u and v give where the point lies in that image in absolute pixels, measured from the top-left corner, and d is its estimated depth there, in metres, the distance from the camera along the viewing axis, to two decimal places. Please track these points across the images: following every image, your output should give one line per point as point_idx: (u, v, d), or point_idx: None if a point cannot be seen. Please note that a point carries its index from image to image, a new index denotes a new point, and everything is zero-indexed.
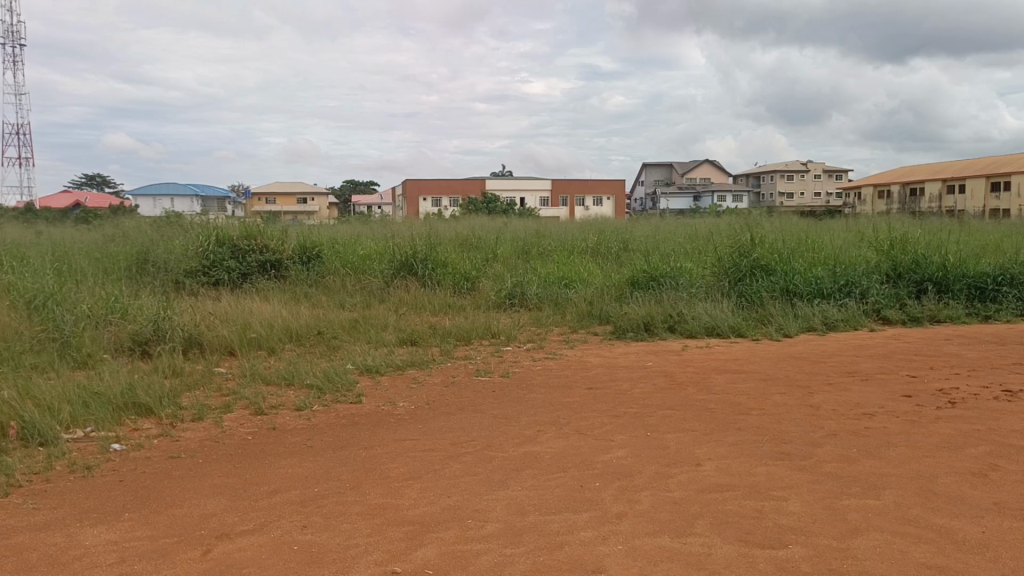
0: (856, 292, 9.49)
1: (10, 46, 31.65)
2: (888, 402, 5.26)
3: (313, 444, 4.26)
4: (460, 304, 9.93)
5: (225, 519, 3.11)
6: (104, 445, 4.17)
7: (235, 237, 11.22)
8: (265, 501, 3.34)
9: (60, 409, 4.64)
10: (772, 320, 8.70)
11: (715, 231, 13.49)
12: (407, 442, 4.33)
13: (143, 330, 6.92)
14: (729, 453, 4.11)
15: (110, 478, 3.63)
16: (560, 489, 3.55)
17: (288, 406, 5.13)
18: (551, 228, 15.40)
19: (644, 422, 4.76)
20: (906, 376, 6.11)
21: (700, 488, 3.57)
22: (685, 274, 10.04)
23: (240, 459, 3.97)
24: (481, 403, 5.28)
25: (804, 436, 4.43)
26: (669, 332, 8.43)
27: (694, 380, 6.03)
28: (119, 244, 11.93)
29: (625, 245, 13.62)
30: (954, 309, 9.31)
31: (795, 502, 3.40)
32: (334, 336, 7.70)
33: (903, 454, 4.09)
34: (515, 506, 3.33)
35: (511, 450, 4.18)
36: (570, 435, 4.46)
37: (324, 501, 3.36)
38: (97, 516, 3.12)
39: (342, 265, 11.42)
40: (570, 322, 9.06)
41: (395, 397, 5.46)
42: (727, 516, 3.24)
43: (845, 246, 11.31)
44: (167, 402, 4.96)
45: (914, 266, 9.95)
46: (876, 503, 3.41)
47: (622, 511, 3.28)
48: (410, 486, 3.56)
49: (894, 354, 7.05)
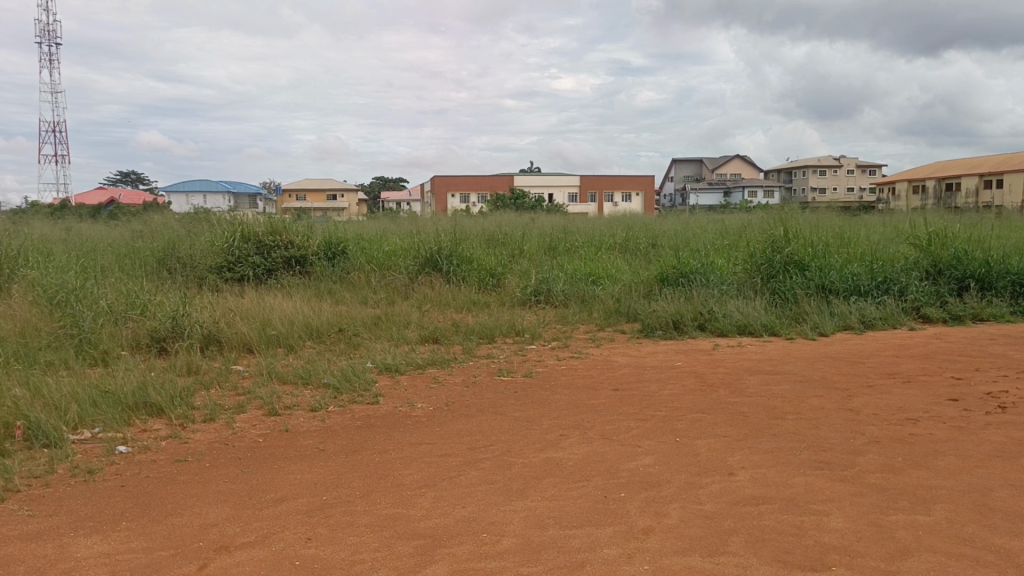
0: (895, 289, 9.07)
1: (47, 46, 32.29)
2: (933, 406, 4.90)
3: (325, 447, 4.12)
4: (485, 302, 9.71)
5: (225, 530, 3.02)
6: (109, 447, 4.16)
7: (260, 233, 11.17)
8: (271, 510, 3.23)
9: (68, 409, 4.63)
10: (806, 318, 8.33)
11: (747, 226, 13.06)
12: (423, 445, 4.14)
13: (161, 327, 6.89)
14: (764, 461, 3.83)
15: (111, 484, 3.64)
16: (582, 500, 3.32)
17: (302, 407, 5.00)
18: (579, 223, 15.13)
19: (672, 426, 4.50)
20: (951, 378, 5.72)
21: (734, 501, 3.31)
22: (716, 270, 9.69)
23: (248, 463, 3.88)
24: (502, 405, 5.07)
25: (844, 443, 4.13)
26: (699, 330, 8.12)
27: (725, 381, 5.73)
28: (147, 240, 11.98)
29: (655, 241, 13.28)
30: (999, 307, 8.82)
31: (838, 517, 3.11)
32: (355, 334, 7.57)
33: (953, 464, 3.76)
34: (534, 519, 3.11)
35: (531, 456, 3.96)
36: (595, 441, 4.22)
37: (332, 510, 3.21)
38: (91, 526, 3.12)
39: (366, 261, 11.31)
40: (597, 320, 8.79)
41: (414, 398, 5.28)
42: (763, 533, 2.98)
43: (882, 242, 10.85)
44: (178, 402, 4.90)
45: (955, 263, 9.48)
46: (926, 519, 3.10)
47: (648, 526, 3.04)
48: (424, 495, 3.37)
49: (936, 354, 6.65)
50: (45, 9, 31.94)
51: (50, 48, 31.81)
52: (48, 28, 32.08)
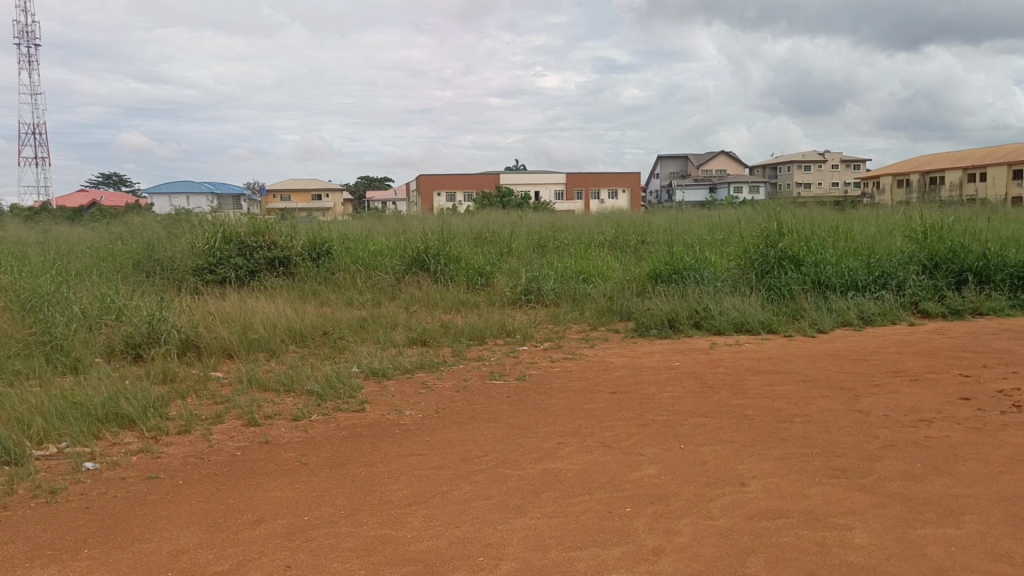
0: (893, 283, 8.90)
1: (26, 47, 31.62)
2: (946, 407, 4.70)
3: (308, 461, 3.85)
4: (474, 302, 9.44)
5: (197, 558, 2.75)
6: (75, 464, 3.88)
7: (242, 234, 10.84)
8: (247, 533, 2.96)
9: (33, 424, 4.34)
10: (804, 314, 8.14)
11: (739, 221, 12.88)
12: (413, 457, 3.89)
13: (136, 332, 6.57)
14: (776, 469, 3.61)
15: (75, 505, 3.36)
16: (585, 517, 3.07)
17: (285, 416, 4.72)
18: (569, 221, 14.91)
19: (675, 432, 4.26)
20: (959, 376, 5.53)
21: (748, 515, 3.08)
22: (710, 266, 9.47)
23: (225, 480, 3.60)
24: (495, 411, 4.81)
25: (858, 448, 3.91)
26: (694, 329, 7.90)
27: (727, 382, 5.51)
28: (125, 242, 11.64)
29: (645, 238, 13.07)
30: (998, 301, 8.68)
31: (862, 532, 2.89)
32: (340, 336, 7.30)
33: (977, 470, 3.55)
34: (535, 540, 2.86)
35: (529, 467, 3.71)
36: (595, 449, 3.98)
37: (314, 533, 2.94)
38: (49, 555, 2.83)
39: (353, 262, 11.01)
40: (590, 319, 8.56)
41: (402, 405, 5.01)
42: (783, 552, 2.75)
43: (877, 236, 10.70)
44: (151, 413, 4.62)
45: (952, 256, 9.34)
46: (957, 532, 2.88)
47: (659, 545, 2.80)
48: (414, 514, 3.11)
49: (940, 351, 6.47)
50: (24, 9, 31.20)
51: (29, 49, 31.08)
52: (27, 28, 31.41)
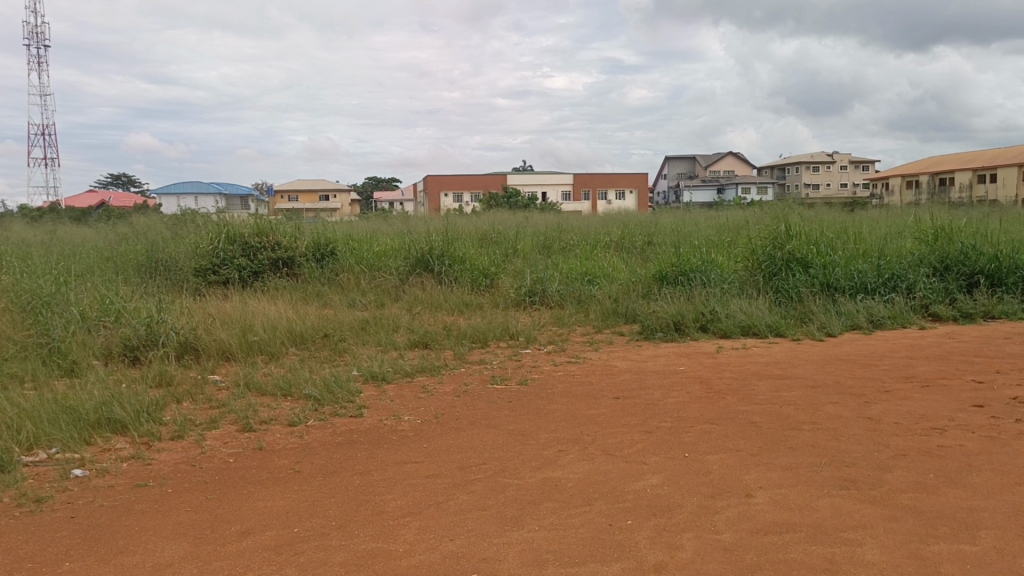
0: (903, 286, 8.75)
1: (36, 48, 31.77)
2: (959, 414, 4.56)
3: (301, 469, 3.75)
4: (477, 303, 9.35)
5: (181, 572, 2.66)
6: (64, 472, 3.79)
7: (247, 234, 10.75)
8: (235, 545, 2.87)
9: (24, 429, 4.27)
10: (812, 317, 8.00)
11: (748, 222, 12.72)
12: (409, 465, 3.78)
13: (134, 335, 6.48)
14: (784, 480, 3.49)
15: (60, 515, 3.27)
16: (583, 529, 2.96)
17: (280, 421, 4.62)
18: (575, 222, 14.79)
19: (679, 439, 4.15)
20: (972, 382, 5.38)
21: (753, 529, 2.96)
22: (717, 268, 9.33)
23: (215, 489, 3.51)
24: (495, 417, 4.70)
25: (868, 458, 3.78)
26: (700, 332, 7.77)
27: (733, 387, 5.38)
28: (130, 243, 11.60)
29: (651, 239, 12.93)
30: (1011, 304, 8.50)
31: (873, 549, 2.76)
32: (341, 339, 7.21)
33: (993, 482, 3.41)
34: (532, 554, 2.75)
35: (527, 476, 3.60)
36: (597, 457, 3.87)
37: (302, 546, 2.84)
38: (28, 568, 2.75)
39: (357, 262, 10.92)
40: (594, 322, 8.44)
41: (400, 410, 4.91)
42: (790, 569, 2.62)
43: (887, 237, 10.53)
44: (144, 418, 4.53)
45: (963, 259, 9.17)
46: (973, 549, 2.75)
47: (660, 561, 2.69)
48: (408, 526, 3.01)
49: (952, 355, 6.32)
50: (34, 10, 31.37)
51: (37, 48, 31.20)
52: (37, 28, 31.51)
